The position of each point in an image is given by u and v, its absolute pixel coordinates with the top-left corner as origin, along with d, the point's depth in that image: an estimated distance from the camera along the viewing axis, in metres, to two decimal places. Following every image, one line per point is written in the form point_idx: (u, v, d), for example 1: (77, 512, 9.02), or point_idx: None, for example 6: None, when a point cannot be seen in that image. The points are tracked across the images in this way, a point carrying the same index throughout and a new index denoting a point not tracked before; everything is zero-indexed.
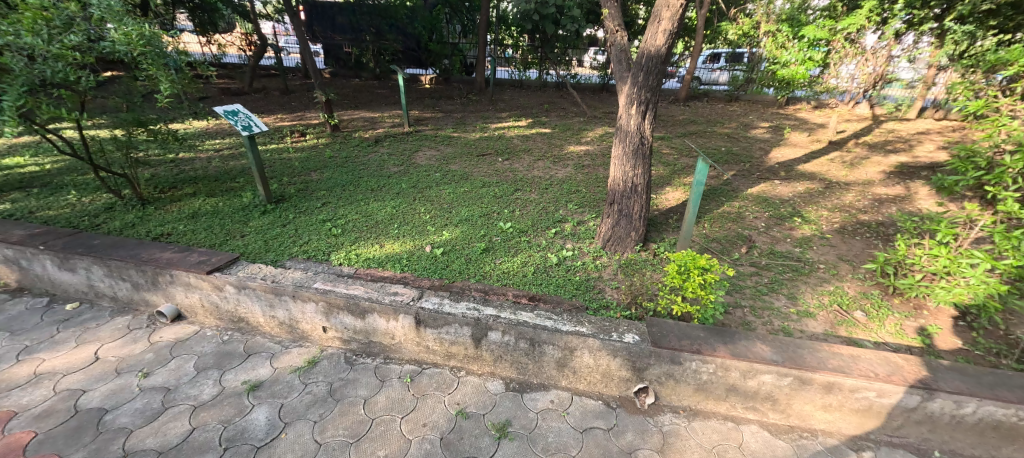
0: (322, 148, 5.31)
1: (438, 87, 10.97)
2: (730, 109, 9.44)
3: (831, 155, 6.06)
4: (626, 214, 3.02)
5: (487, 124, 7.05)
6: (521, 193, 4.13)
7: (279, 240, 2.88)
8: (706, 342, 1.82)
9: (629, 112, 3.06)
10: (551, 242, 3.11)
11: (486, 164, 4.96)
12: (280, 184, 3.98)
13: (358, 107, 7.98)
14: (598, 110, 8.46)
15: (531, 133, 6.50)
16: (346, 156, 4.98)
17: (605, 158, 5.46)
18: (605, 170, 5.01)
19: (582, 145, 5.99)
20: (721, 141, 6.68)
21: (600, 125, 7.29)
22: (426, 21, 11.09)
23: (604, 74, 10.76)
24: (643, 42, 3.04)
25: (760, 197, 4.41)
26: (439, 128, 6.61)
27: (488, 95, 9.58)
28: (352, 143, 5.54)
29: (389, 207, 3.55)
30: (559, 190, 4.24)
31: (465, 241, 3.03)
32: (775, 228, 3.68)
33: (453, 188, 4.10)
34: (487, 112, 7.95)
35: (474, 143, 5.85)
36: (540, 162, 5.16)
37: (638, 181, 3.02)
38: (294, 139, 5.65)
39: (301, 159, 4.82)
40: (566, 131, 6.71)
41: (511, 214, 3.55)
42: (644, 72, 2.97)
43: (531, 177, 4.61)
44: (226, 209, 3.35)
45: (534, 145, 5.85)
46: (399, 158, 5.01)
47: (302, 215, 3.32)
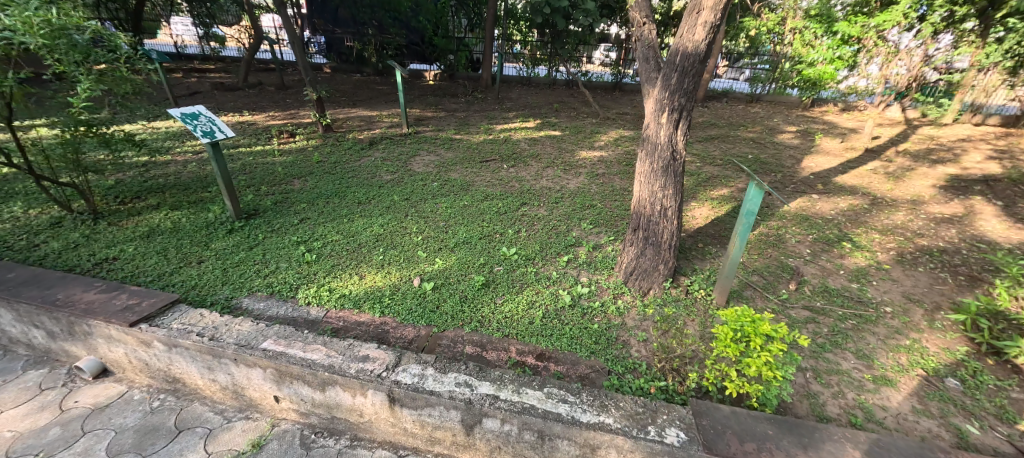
0: (311, 151, 4.87)
1: (443, 84, 10.50)
2: (752, 110, 8.87)
3: (870, 165, 5.51)
4: (653, 243, 2.52)
5: (492, 125, 6.57)
6: (528, 207, 3.65)
7: (241, 269, 2.44)
8: (780, 446, 1.33)
9: (660, 121, 2.56)
10: (564, 274, 2.63)
11: (490, 172, 4.48)
12: (258, 195, 3.54)
13: (356, 104, 7.53)
14: (611, 110, 7.94)
15: (540, 136, 6.01)
16: (336, 160, 4.53)
17: (621, 165, 4.96)
18: (621, 180, 4.52)
19: (595, 150, 5.49)
20: (746, 147, 6.13)
21: (614, 127, 6.77)
22: (430, 14, 10.59)
23: (616, 71, 10.20)
24: (677, 37, 2.55)
25: (799, 215, 3.88)
26: (441, 129, 6.15)
27: (494, 93, 9.09)
28: (345, 145, 5.09)
29: (376, 225, 3.09)
30: (571, 205, 3.76)
31: (461, 271, 2.57)
32: (822, 255, 3.17)
33: (452, 202, 3.64)
34: (493, 112, 7.46)
35: (478, 146, 5.39)
36: (550, 169, 4.68)
37: (669, 204, 2.52)
38: (283, 141, 5.23)
39: (286, 164, 4.38)
40: (577, 134, 6.20)
41: (515, 235, 3.09)
42: (678, 73, 2.49)
43: (539, 188, 4.12)
44: (188, 226, 2.91)
45: (543, 150, 5.36)
46: (395, 163, 4.55)
47: (274, 235, 2.87)
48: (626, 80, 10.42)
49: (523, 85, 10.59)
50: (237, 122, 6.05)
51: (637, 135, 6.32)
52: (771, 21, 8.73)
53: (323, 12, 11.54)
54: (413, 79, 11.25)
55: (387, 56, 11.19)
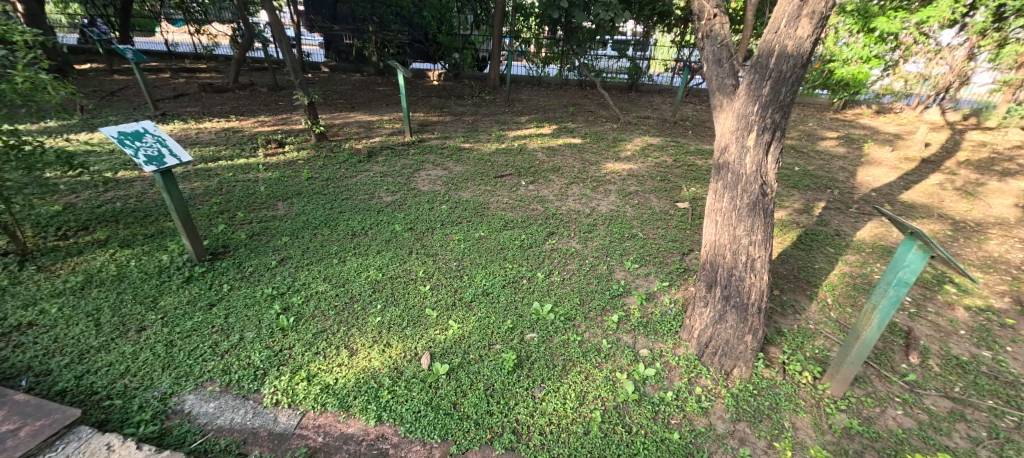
0: (301, 164, 4.26)
1: (449, 84, 9.89)
2: None
3: (932, 179, 4.87)
4: (739, 307, 1.89)
5: (504, 131, 5.95)
6: (556, 239, 3.03)
7: (194, 343, 1.84)
8: None
9: (746, 144, 1.95)
10: (615, 343, 2.01)
11: (507, 191, 3.87)
12: (231, 224, 2.94)
13: (354, 108, 6.93)
14: (631, 114, 7.30)
15: (558, 144, 5.38)
16: (329, 177, 3.93)
17: (655, 180, 4.33)
18: (659, 199, 3.88)
19: (622, 161, 4.87)
20: (788, 157, 5.49)
21: (638, 133, 6.13)
22: (435, 10, 9.97)
23: (633, 70, 9.58)
24: (769, 31, 1.94)
25: (879, 246, 3.25)
26: (447, 136, 5.53)
27: (503, 95, 8.49)
28: (339, 158, 4.48)
29: (373, 268, 2.48)
30: (607, 235, 3.13)
31: (483, 341, 1.95)
32: (929, 307, 2.53)
33: (466, 231, 3.02)
34: (503, 116, 6.84)
35: (491, 158, 4.76)
36: (575, 187, 4.06)
37: (759, 254, 1.90)
38: (271, 152, 4.63)
39: (271, 182, 3.78)
40: (599, 142, 5.58)
41: (546, 281, 2.47)
42: (773, 81, 1.87)
43: (565, 212, 3.51)
44: (136, 272, 2.31)
45: (564, 162, 4.73)
46: (397, 180, 3.95)
47: (245, 284, 2.27)
48: (643, 80, 9.79)
49: (533, 86, 9.95)
50: (221, 128, 5.45)
51: (665, 143, 5.69)
52: None
53: (320, 7, 10.91)
54: (416, 78, 10.62)
55: (388, 54, 10.54)
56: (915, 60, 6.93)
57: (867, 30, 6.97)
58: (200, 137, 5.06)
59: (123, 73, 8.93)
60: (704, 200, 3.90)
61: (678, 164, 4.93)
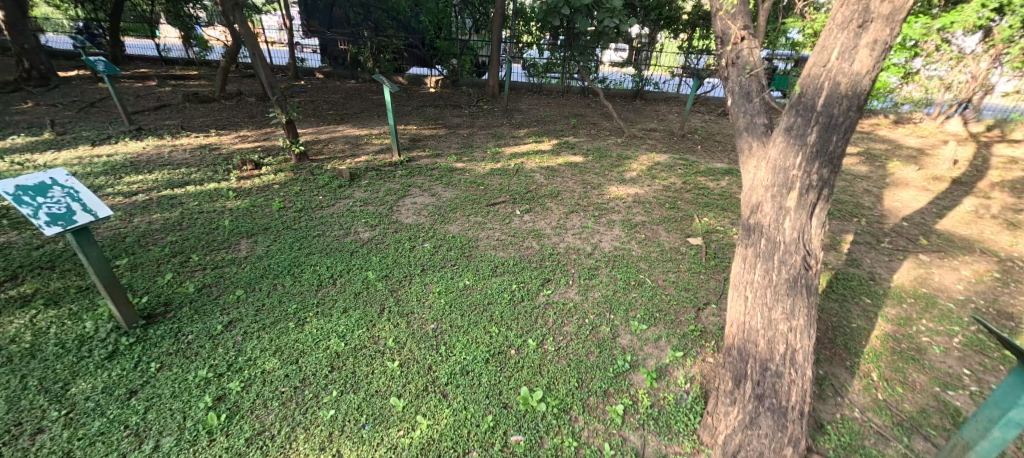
0: (275, 190, 3.90)
1: (446, 92, 9.51)
2: None
3: (966, 205, 4.46)
4: (776, 412, 1.46)
5: (500, 147, 5.57)
6: (551, 288, 2.65)
7: (95, 456, 1.48)
8: None
9: (787, 203, 1.57)
10: (619, 448, 1.63)
11: (498, 223, 3.49)
12: (182, 271, 2.58)
13: (343, 120, 6.57)
14: (636, 126, 6.91)
15: (558, 163, 4.99)
16: (303, 206, 3.57)
17: (664, 208, 3.93)
18: (669, 233, 3.49)
19: (627, 183, 4.47)
20: None
21: (644, 149, 5.72)
22: (432, 14, 9.61)
23: (638, 77, 9.20)
24: (815, 64, 1.56)
25: (920, 296, 2.85)
26: (439, 154, 5.16)
27: (502, 104, 8.10)
28: (317, 182, 4.11)
29: (334, 335, 2.11)
30: (610, 283, 2.74)
31: (457, 448, 1.58)
32: (994, 383, 2.13)
33: (448, 279, 2.65)
34: (500, 129, 6.46)
35: (484, 180, 4.37)
36: (575, 217, 3.67)
37: (802, 344, 1.52)
38: (245, 174, 4.27)
39: (238, 212, 3.42)
40: (602, 160, 5.19)
41: (538, 352, 2.10)
42: (821, 127, 1.50)
43: (563, 251, 3.11)
44: (52, 343, 1.96)
45: (564, 185, 4.34)
46: (377, 210, 3.57)
47: (179, 361, 1.91)
48: (648, 87, 9.39)
49: (533, 93, 9.55)
50: (198, 145, 5.10)
51: (674, 162, 5.29)
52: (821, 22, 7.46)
53: (314, 11, 10.57)
54: (412, 85, 10.25)
55: (383, 60, 10.14)
56: (936, 67, 6.37)
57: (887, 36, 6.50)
58: (172, 156, 4.72)
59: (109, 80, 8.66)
60: (720, 233, 3.50)
61: (688, 187, 4.52)
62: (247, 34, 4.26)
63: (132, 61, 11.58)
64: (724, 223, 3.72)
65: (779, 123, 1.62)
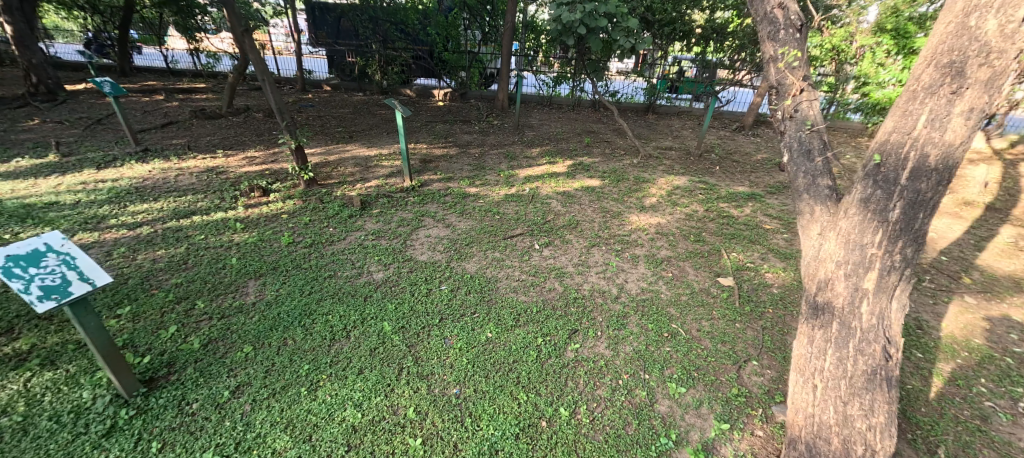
0: (283, 221, 3.77)
1: (455, 105, 9.40)
2: None
3: (1005, 235, 4.24)
4: None
5: (514, 169, 5.42)
6: (579, 341, 2.47)
7: None
8: None
9: (866, 286, 1.41)
10: None
11: (516, 259, 3.32)
12: (186, 321, 2.43)
13: (352, 137, 6.44)
14: (651, 144, 6.76)
15: (575, 187, 4.84)
16: (313, 240, 3.43)
17: (688, 241, 3.75)
18: (697, 271, 3.30)
19: (647, 211, 4.30)
20: None
21: (661, 171, 5.56)
22: (441, 27, 9.52)
23: (650, 91, 9.07)
24: (895, 129, 1.41)
25: (975, 349, 2.64)
26: (451, 177, 5.01)
27: (513, 119, 7.98)
28: (327, 211, 3.98)
29: (350, 403, 1.94)
30: (641, 334, 2.55)
31: None
32: None
33: (469, 330, 2.48)
34: (512, 148, 6.31)
35: (498, 208, 4.22)
36: (597, 251, 3.51)
37: (884, 448, 1.32)
38: (253, 202, 4.15)
39: (245, 247, 3.28)
40: (620, 183, 5.02)
41: (572, 425, 1.91)
42: (907, 203, 1.34)
43: (588, 293, 2.94)
44: (45, 419, 1.79)
45: (582, 213, 4.17)
46: (390, 245, 3.42)
47: (182, 439, 1.74)
48: (659, 101, 9.24)
49: (543, 106, 9.42)
50: (205, 168, 4.99)
51: (693, 185, 5.12)
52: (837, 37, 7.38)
53: (322, 23, 10.51)
54: (420, 98, 10.14)
55: (391, 72, 10.10)
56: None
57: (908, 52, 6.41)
58: (179, 181, 4.60)
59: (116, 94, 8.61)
60: (750, 271, 3.32)
61: (711, 215, 4.34)
62: (257, 59, 4.15)
63: (140, 72, 11.57)
64: (754, 259, 3.54)
65: (853, 190, 1.47)
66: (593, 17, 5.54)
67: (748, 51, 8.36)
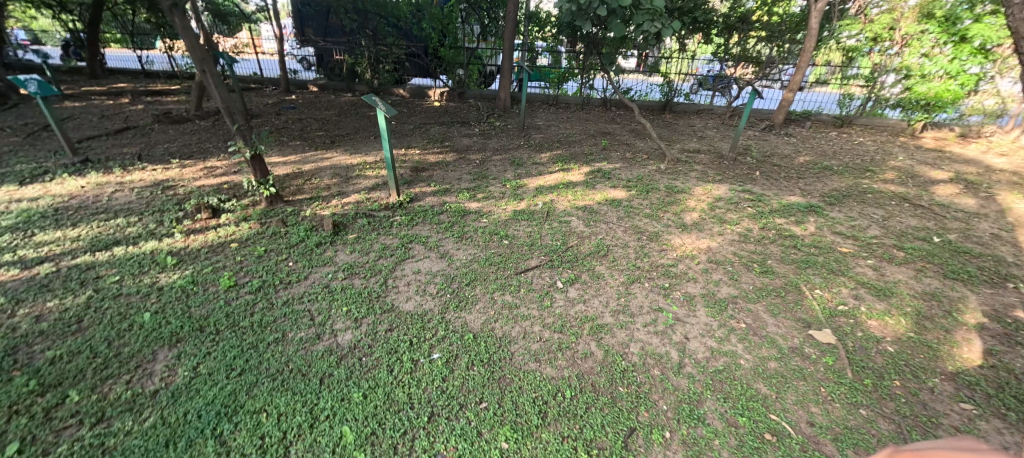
0: (230, 254, 2.91)
1: (453, 106, 8.58)
2: (856, 141, 6.78)
3: None
4: None
5: (522, 177, 4.58)
6: (641, 452, 1.61)
7: None
8: None
9: None
10: None
11: (533, 306, 2.48)
12: (39, 433, 1.57)
13: (334, 143, 5.60)
14: (677, 146, 5.94)
15: (597, 201, 4.00)
16: (263, 282, 2.57)
17: (753, 273, 2.91)
18: (778, 319, 2.46)
19: (691, 231, 3.46)
20: (905, 214, 4.07)
21: (694, 178, 4.74)
22: (436, 20, 8.70)
23: (667, 87, 8.23)
24: None
25: None
26: (447, 189, 4.18)
27: (517, 120, 7.16)
28: (290, 237, 3.13)
29: None
30: (728, 435, 1.70)
31: None
32: None
33: (474, 439, 1.62)
34: (518, 153, 5.48)
35: (506, 230, 3.39)
36: (639, 290, 2.68)
37: None
38: (196, 227, 3.29)
39: (169, 296, 2.42)
40: (650, 195, 4.18)
41: None
42: None
43: (638, 361, 2.09)
44: None
45: (611, 236, 3.34)
46: (365, 287, 2.56)
47: None
48: (678, 99, 8.39)
49: (549, 105, 8.60)
50: (151, 182, 4.14)
51: (737, 195, 4.28)
52: (880, 25, 6.98)
53: (308, 18, 9.70)
54: (414, 98, 9.28)
55: (383, 70, 9.30)
56: (1010, 77, 6.43)
57: (957, 40, 6.45)
58: (114, 200, 3.75)
59: (75, 97, 7.76)
60: (847, 320, 2.50)
61: (771, 235, 3.50)
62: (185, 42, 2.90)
63: (113, 74, 10.73)
64: (845, 300, 2.70)
65: None
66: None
67: (776, 42, 7.58)
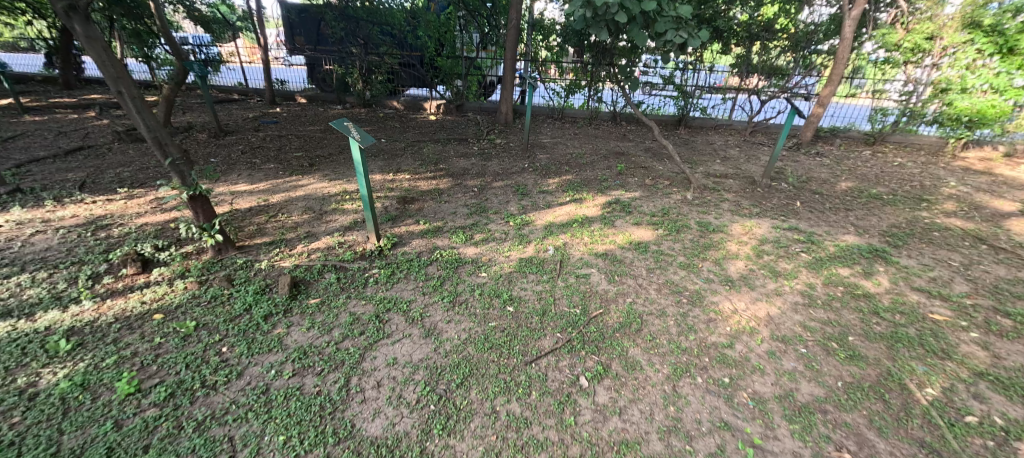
0: (148, 332, 2.20)
1: (450, 120, 7.95)
2: (896, 163, 6.13)
3: None
4: None
5: (528, 211, 3.91)
6: None
7: None
8: None
9: None
10: None
11: (550, 424, 1.75)
12: None
13: (312, 166, 4.93)
14: (701, 170, 5.28)
15: (620, 244, 3.32)
16: (175, 386, 1.85)
17: (835, 359, 2.22)
18: (892, 444, 1.73)
19: (744, 291, 2.77)
20: (989, 261, 3.39)
21: (728, 211, 4.07)
22: (433, 28, 8.11)
23: (682, 100, 7.58)
24: None
25: None
26: (439, 228, 3.50)
27: (520, 138, 6.51)
28: (233, 303, 2.43)
29: None
30: None
31: None
32: None
33: None
34: (523, 178, 4.82)
35: (511, 289, 2.71)
36: (691, 391, 1.97)
37: None
38: (118, 287, 2.59)
39: (38, 411, 1.71)
40: (682, 236, 3.50)
41: None
42: None
43: None
44: None
45: (642, 298, 2.65)
46: (316, 393, 1.84)
47: None
48: (693, 113, 7.78)
49: (554, 120, 7.96)
50: (84, 220, 3.46)
51: (784, 235, 3.61)
52: (921, 32, 6.22)
53: (298, 26, 9.15)
54: (409, 111, 8.67)
55: (376, 81, 8.57)
56: None
57: (1004, 51, 5.79)
58: (29, 245, 3.06)
59: (37, 110, 7.11)
60: (992, 443, 1.76)
61: (839, 295, 2.81)
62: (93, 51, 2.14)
63: (90, 84, 10.12)
64: (970, 405, 1.98)
65: None
66: (635, 1, 4.06)
67: (800, 53, 7.00)
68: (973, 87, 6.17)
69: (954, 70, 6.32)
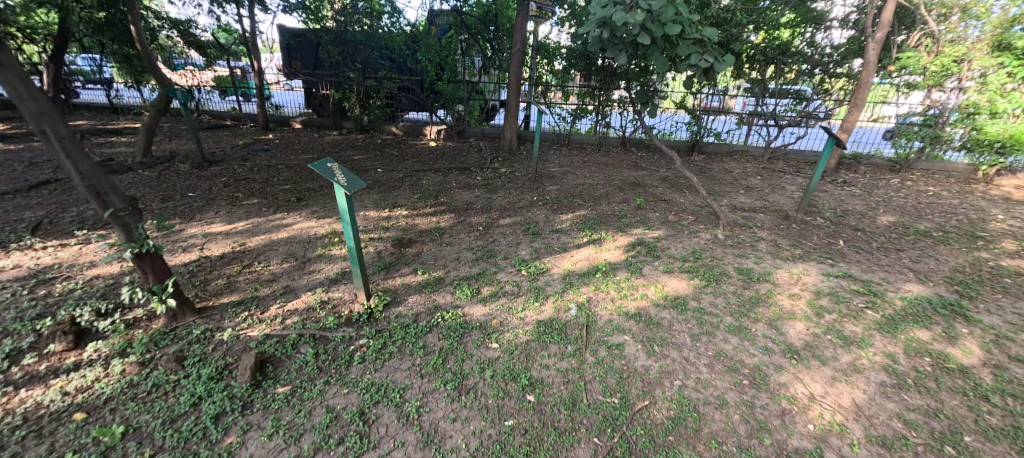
0: (54, 446, 1.65)
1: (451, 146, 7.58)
2: (929, 192, 5.73)
3: None
4: None
5: (541, 255, 3.44)
6: None
7: None
8: None
9: None
10: None
11: None
12: None
13: (301, 200, 4.48)
14: (726, 202, 4.85)
15: (652, 299, 2.83)
16: None
17: None
18: None
19: (814, 366, 2.27)
20: None
21: (768, 254, 3.60)
22: (433, 52, 7.86)
23: (694, 125, 7.27)
24: None
25: None
26: (440, 280, 3.01)
27: (525, 166, 6.11)
28: (178, 397, 1.90)
29: None
30: None
31: None
32: None
33: None
34: (533, 213, 4.37)
35: (530, 367, 2.19)
36: None
37: None
38: (38, 371, 2.05)
39: None
40: (723, 288, 3.01)
41: None
42: None
43: None
44: None
45: (693, 380, 2.13)
46: None
47: None
48: (707, 139, 7.46)
49: (560, 145, 7.59)
50: (25, 273, 2.95)
51: (839, 286, 3.11)
52: (951, 54, 5.92)
53: (295, 51, 8.90)
54: (409, 136, 8.33)
55: (374, 106, 8.23)
56: None
57: None
58: None
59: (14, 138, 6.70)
60: None
61: (930, 370, 2.29)
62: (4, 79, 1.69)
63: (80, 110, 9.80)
64: None
65: None
66: (658, 23, 3.67)
67: (818, 77, 6.67)
68: (1008, 112, 5.73)
69: (981, 94, 5.94)
